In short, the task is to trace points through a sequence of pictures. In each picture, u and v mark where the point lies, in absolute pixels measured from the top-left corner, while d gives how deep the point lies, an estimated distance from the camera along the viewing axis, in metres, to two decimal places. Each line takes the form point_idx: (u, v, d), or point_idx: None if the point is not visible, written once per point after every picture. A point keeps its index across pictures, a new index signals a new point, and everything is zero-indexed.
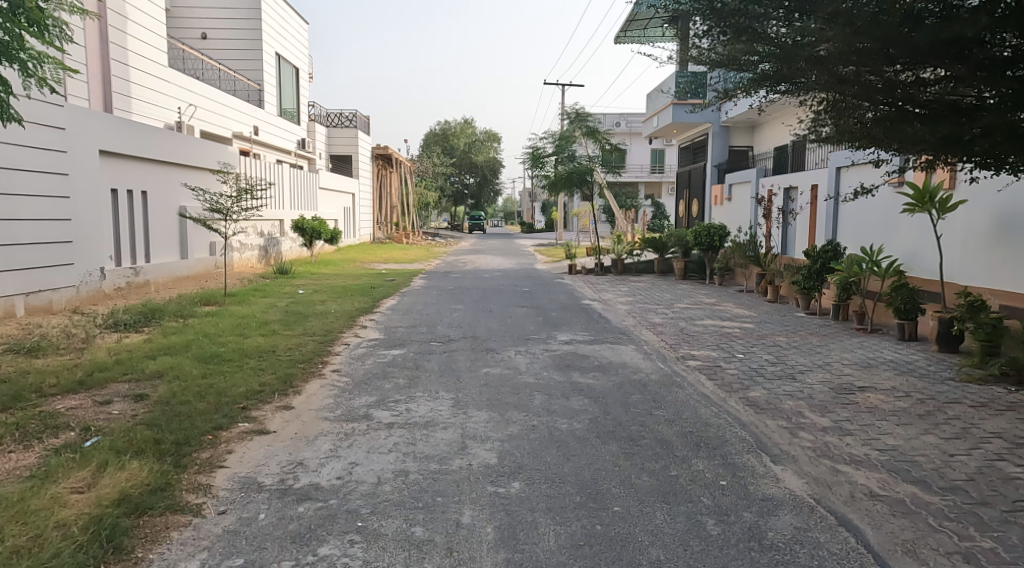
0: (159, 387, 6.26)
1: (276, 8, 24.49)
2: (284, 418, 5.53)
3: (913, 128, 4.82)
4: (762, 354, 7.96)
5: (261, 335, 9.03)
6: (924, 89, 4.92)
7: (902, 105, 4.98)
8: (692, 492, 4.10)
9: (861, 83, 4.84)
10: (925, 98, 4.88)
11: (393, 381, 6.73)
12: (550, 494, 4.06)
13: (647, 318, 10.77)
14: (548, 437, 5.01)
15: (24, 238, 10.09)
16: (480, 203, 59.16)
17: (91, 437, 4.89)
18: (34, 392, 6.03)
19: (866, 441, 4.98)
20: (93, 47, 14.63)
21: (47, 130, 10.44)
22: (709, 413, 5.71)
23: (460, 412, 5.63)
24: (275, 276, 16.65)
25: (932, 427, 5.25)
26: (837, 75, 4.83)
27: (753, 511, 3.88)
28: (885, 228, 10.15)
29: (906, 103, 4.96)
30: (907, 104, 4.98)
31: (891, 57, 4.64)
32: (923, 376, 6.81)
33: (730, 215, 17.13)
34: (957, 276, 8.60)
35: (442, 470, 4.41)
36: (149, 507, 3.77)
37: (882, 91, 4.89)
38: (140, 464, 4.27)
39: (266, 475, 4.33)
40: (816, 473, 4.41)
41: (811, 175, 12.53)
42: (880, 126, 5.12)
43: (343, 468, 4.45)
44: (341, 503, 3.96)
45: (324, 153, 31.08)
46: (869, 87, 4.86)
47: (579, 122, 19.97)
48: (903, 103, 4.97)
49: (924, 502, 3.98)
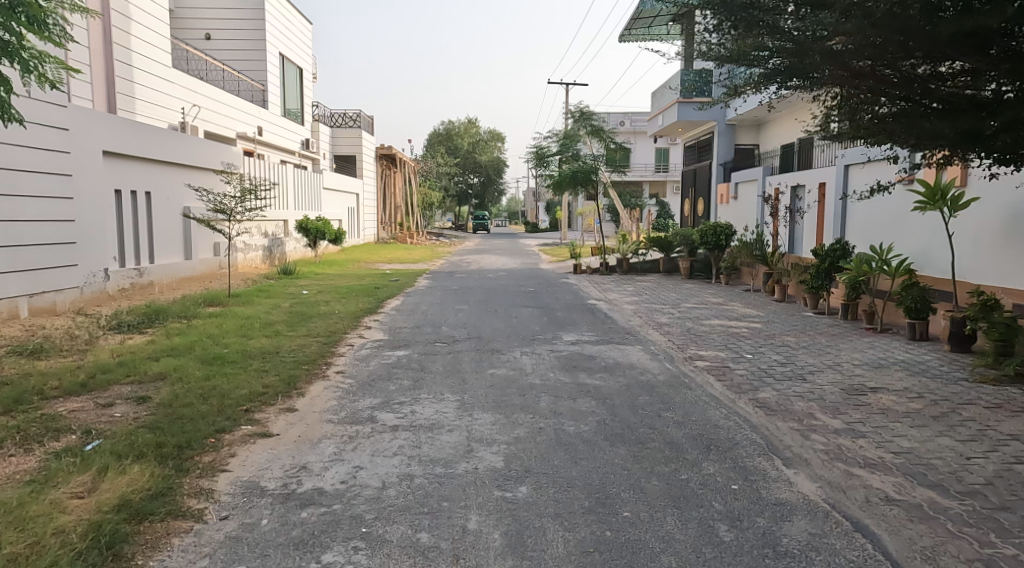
0: (162, 389, 6.21)
1: (280, 8, 24.59)
2: (287, 421, 5.46)
3: (932, 124, 4.72)
4: (770, 355, 7.86)
5: (265, 337, 8.96)
6: (943, 83, 4.81)
7: (920, 100, 4.88)
8: (703, 497, 4.01)
9: (876, 77, 4.74)
10: (944, 93, 4.79)
11: (398, 383, 6.64)
12: (559, 499, 3.98)
13: (653, 318, 10.67)
14: (555, 440, 4.93)
15: (27, 239, 10.05)
16: (484, 203, 59.10)
17: (92, 440, 4.83)
18: (35, 394, 5.96)
19: (880, 443, 4.89)
20: (97, 48, 14.78)
21: (49, 131, 10.41)
22: (718, 416, 5.61)
23: (466, 414, 5.56)
24: (280, 277, 16.62)
25: (948, 429, 5.15)
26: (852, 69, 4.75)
27: (766, 516, 3.79)
28: (893, 227, 10.06)
29: (924, 96, 4.86)
30: (924, 99, 4.87)
31: (909, 51, 4.52)
32: (937, 376, 6.70)
33: (736, 214, 16.98)
34: (969, 275, 8.48)
35: (448, 474, 4.33)
36: (149, 512, 3.70)
37: (898, 86, 4.79)
38: (141, 468, 4.19)
39: (268, 480, 4.26)
40: (830, 477, 4.31)
41: (819, 173, 12.43)
42: (898, 122, 5.02)
43: (347, 473, 4.37)
44: (345, 508, 3.88)
45: (328, 154, 31.10)
46: (884, 81, 4.76)
47: (584, 121, 20.08)
48: (921, 97, 4.87)
49: (942, 507, 3.88)
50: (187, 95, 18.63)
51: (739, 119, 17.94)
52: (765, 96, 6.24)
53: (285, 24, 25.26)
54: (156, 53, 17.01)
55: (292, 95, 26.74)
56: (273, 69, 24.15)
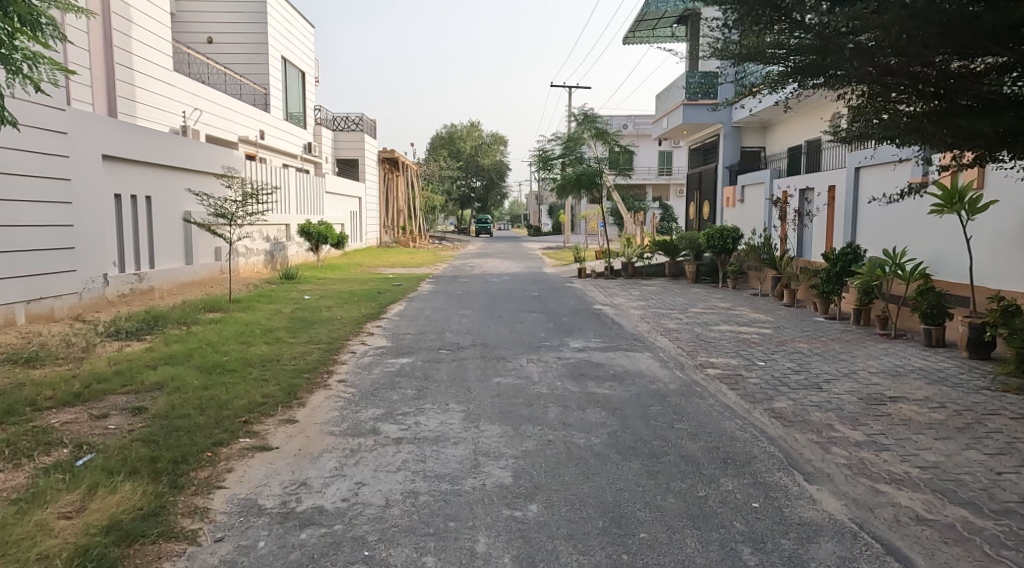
0: (159, 400, 6.01)
1: (281, 11, 24.54)
2: (287, 434, 5.27)
3: (970, 123, 4.51)
4: (784, 362, 7.65)
5: (265, 343, 8.78)
6: (979, 80, 4.60)
7: (955, 99, 4.67)
8: (723, 516, 3.81)
9: (909, 75, 4.53)
10: (981, 91, 4.58)
11: (402, 393, 6.43)
12: (571, 518, 3.78)
13: (661, 323, 10.47)
14: (566, 454, 4.73)
15: (25, 244, 9.89)
16: (487, 206, 59.00)
17: (84, 454, 4.65)
18: (27, 405, 5.77)
19: (904, 457, 4.69)
20: (96, 51, 14.70)
21: (47, 135, 10.25)
22: (734, 427, 5.40)
23: (472, 425, 5.36)
24: (281, 282, 16.46)
25: (975, 441, 4.94)
26: (881, 63, 4.54)
27: (791, 538, 3.59)
28: (906, 230, 9.87)
29: (960, 95, 4.64)
30: (960, 97, 4.66)
31: (946, 45, 4.32)
32: (957, 385, 6.49)
33: (742, 217, 16.76)
34: (988, 280, 8.26)
35: (454, 491, 4.14)
36: (140, 534, 3.51)
37: (933, 84, 4.58)
38: (133, 485, 4.00)
39: (267, 497, 4.07)
40: (855, 493, 4.11)
41: (828, 175, 12.20)
42: (931, 121, 4.81)
43: (349, 490, 4.18)
44: (347, 529, 3.69)
45: (330, 158, 30.94)
46: (918, 79, 4.56)
47: (588, 124, 19.63)
48: (956, 96, 4.65)
49: (977, 527, 3.68)
50: (188, 99, 18.50)
51: (745, 121, 17.74)
52: (782, 96, 6.04)
53: (287, 27, 25.14)
54: (156, 56, 16.92)
55: (293, 98, 26.67)
56: (274, 72, 24.08)
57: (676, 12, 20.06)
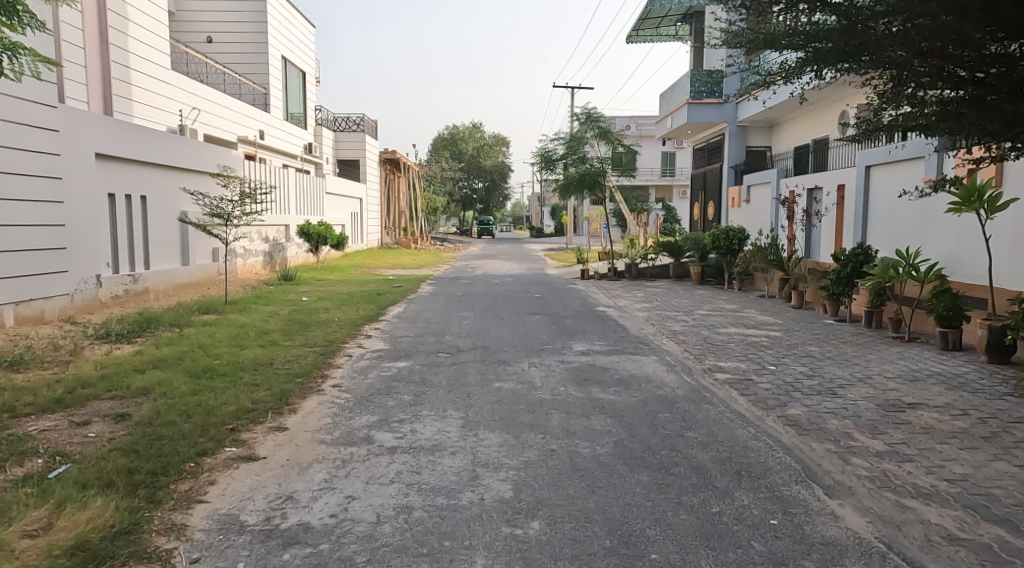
0: (144, 406, 5.74)
1: (281, 10, 24.32)
2: (276, 443, 4.99)
3: (1001, 110, 4.21)
4: (795, 366, 7.38)
5: (259, 347, 8.52)
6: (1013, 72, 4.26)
7: (986, 90, 4.36)
8: (739, 535, 3.54)
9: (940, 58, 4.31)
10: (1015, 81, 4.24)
11: (398, 398, 6.16)
12: (576, 537, 3.51)
13: (667, 326, 10.20)
14: (569, 465, 4.47)
15: (14, 244, 9.64)
16: (489, 208, 58.78)
17: (58, 465, 4.38)
18: (4, 412, 5.51)
19: (929, 469, 4.41)
20: (91, 49, 14.48)
21: (38, 133, 10.01)
22: (747, 436, 5.13)
23: (470, 434, 5.10)
24: (280, 283, 16.21)
25: (1004, 452, 4.66)
26: (913, 46, 4.29)
27: (814, 560, 3.31)
28: (920, 229, 9.57)
29: (992, 87, 4.33)
30: (991, 90, 4.34)
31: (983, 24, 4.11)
32: (979, 391, 6.21)
33: (747, 218, 16.50)
34: (1006, 281, 7.95)
35: (451, 506, 3.87)
36: (109, 556, 3.24)
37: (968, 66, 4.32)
38: (106, 500, 3.74)
39: (249, 513, 3.80)
40: (880, 509, 3.83)
41: (838, 174, 11.94)
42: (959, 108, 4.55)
43: (338, 504, 3.91)
44: (334, 549, 3.42)
45: (330, 158, 30.69)
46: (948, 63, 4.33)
47: (591, 122, 19.22)
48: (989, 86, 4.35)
49: (1015, 548, 3.40)
50: (186, 98, 18.27)
51: (750, 119, 17.46)
52: (799, 87, 5.81)
53: (286, 27, 24.92)
54: (153, 55, 16.72)
55: (294, 98, 26.46)
56: (274, 71, 23.88)
57: (680, 10, 19.80)
